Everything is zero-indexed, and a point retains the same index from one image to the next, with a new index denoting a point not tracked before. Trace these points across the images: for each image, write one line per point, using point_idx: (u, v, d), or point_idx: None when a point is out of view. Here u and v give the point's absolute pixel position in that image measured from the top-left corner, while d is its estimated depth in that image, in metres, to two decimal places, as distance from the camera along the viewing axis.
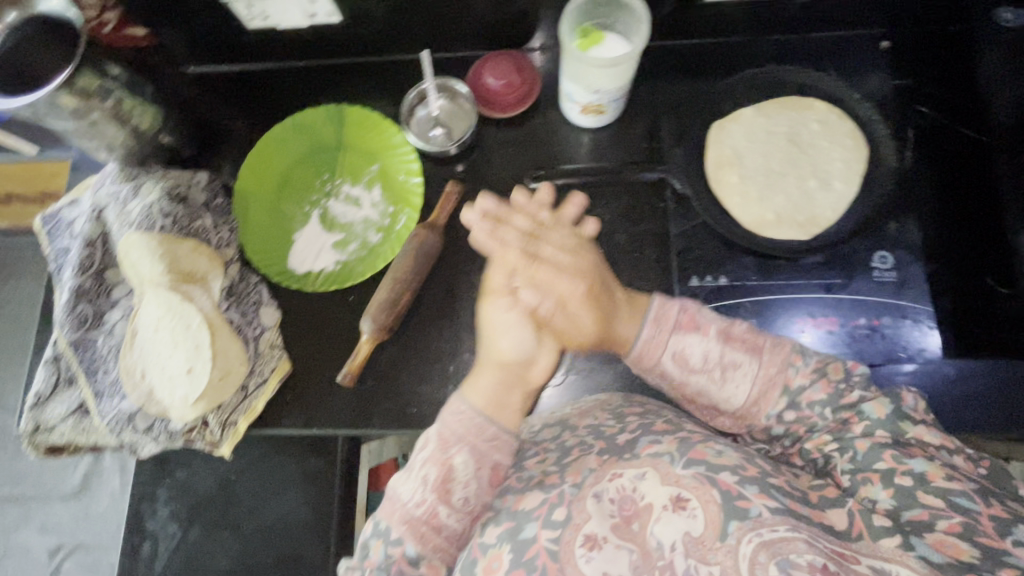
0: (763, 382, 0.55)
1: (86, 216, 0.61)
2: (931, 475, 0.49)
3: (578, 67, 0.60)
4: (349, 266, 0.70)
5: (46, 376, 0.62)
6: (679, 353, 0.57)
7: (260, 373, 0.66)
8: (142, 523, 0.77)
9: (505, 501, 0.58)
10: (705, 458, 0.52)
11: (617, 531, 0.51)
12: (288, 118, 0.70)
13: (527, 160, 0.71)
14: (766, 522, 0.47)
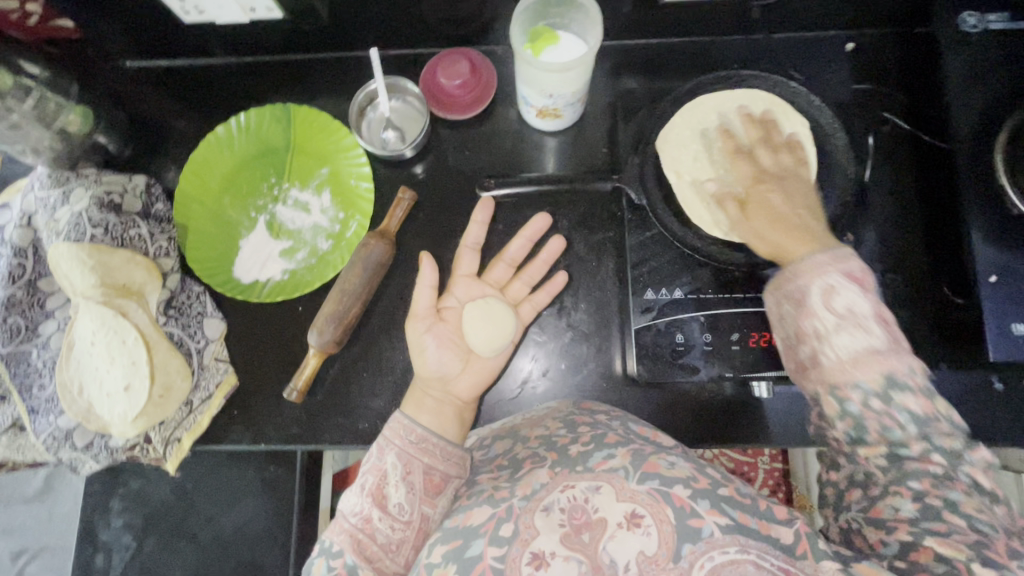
0: (871, 365, 0.45)
1: (15, 223, 0.65)
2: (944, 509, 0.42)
3: (530, 72, 0.57)
4: (297, 275, 0.66)
5: None
6: (829, 287, 0.47)
7: (204, 388, 0.63)
8: (97, 535, 0.84)
9: (453, 520, 0.51)
10: (657, 470, 0.47)
11: (567, 544, 0.45)
12: (232, 118, 0.68)
13: (485, 163, 0.70)
14: (717, 544, 0.43)
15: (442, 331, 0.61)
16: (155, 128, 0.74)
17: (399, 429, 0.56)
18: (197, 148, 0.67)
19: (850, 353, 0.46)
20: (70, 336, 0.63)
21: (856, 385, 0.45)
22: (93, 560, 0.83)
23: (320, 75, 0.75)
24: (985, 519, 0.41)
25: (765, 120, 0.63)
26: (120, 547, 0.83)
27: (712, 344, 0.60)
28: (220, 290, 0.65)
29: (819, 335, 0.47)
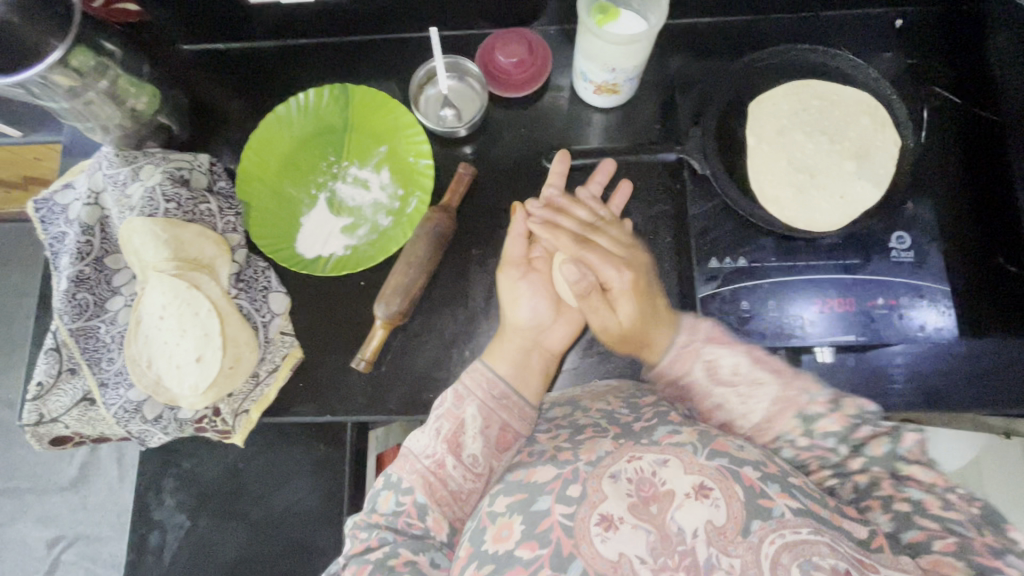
0: (785, 416, 0.54)
1: (83, 200, 0.66)
2: (928, 503, 0.48)
3: (593, 45, 0.59)
4: (359, 250, 0.68)
5: (47, 367, 0.64)
6: (710, 364, 0.57)
7: (271, 360, 0.65)
8: (148, 513, 0.84)
9: (515, 474, 0.53)
10: (727, 449, 0.49)
11: (635, 511, 0.47)
12: (293, 98, 0.70)
13: (541, 141, 0.72)
14: (789, 524, 0.45)
15: (534, 277, 0.65)
16: (211, 109, 0.75)
17: (484, 377, 0.59)
18: (257, 129, 0.68)
19: (765, 414, 0.54)
20: (138, 312, 0.61)
21: (783, 436, 0.53)
22: (146, 538, 0.84)
23: (374, 56, 0.76)
24: (956, 518, 0.47)
25: (832, 100, 0.66)
26: (172, 526, 0.84)
27: (776, 309, 0.63)
28: (283, 262, 0.67)
29: (726, 407, 0.56)
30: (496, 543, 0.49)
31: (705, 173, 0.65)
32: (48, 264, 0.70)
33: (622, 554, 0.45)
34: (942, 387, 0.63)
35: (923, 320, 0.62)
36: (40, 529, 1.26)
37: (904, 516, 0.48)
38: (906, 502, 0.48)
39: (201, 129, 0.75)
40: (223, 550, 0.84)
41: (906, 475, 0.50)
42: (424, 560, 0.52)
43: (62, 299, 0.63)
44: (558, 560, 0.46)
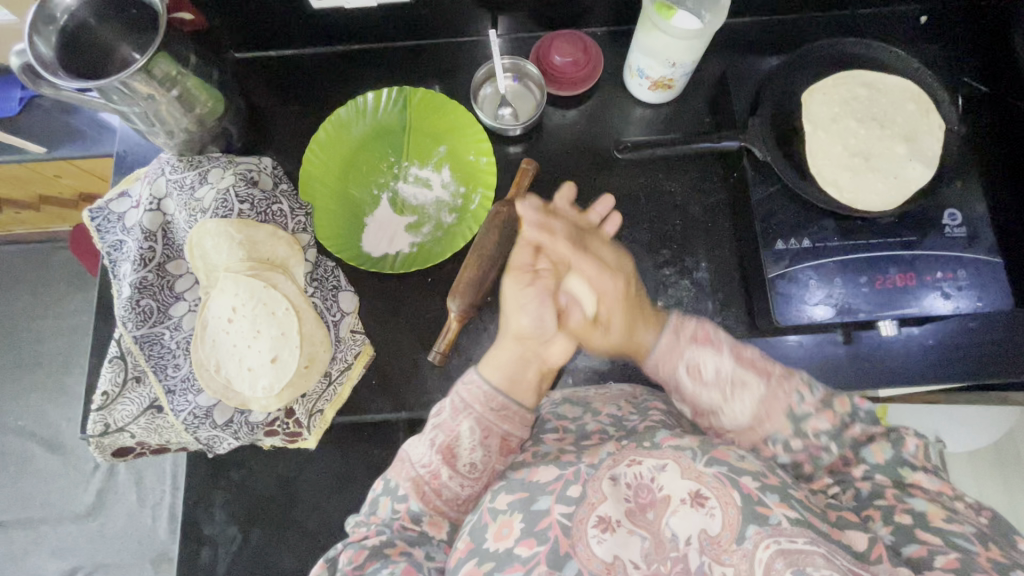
0: (773, 412, 0.55)
1: (144, 208, 0.70)
2: (931, 515, 0.48)
3: (656, 44, 0.65)
4: (427, 246, 0.72)
5: (113, 375, 0.68)
6: (693, 366, 0.58)
7: (343, 359, 0.68)
8: (200, 528, 0.87)
9: (519, 473, 0.56)
10: (726, 458, 0.50)
11: (632, 517, 0.50)
12: (354, 100, 0.74)
13: (594, 136, 0.76)
14: (785, 533, 0.45)
15: (540, 286, 0.62)
16: (266, 114, 0.79)
17: (481, 398, 0.58)
18: (316, 135, 0.73)
19: (750, 415, 0.55)
20: (204, 316, 0.67)
21: (772, 437, 0.55)
22: (198, 553, 0.86)
23: (420, 58, 0.79)
24: (957, 531, 0.46)
25: (878, 89, 0.67)
26: (225, 540, 0.87)
27: (842, 285, 0.64)
28: (358, 265, 0.70)
29: (715, 409, 0.57)
30: (496, 540, 0.51)
31: (764, 159, 0.66)
32: (105, 270, 0.75)
33: (616, 557, 0.48)
34: (971, 359, 0.68)
35: (978, 296, 0.63)
36: (57, 561, 1.38)
37: (905, 528, 0.47)
38: (907, 514, 0.48)
39: (254, 135, 0.77)
40: (279, 559, 0.87)
41: (909, 484, 0.51)
42: (419, 551, 0.54)
43: (126, 306, 0.68)
44: (554, 558, 0.48)
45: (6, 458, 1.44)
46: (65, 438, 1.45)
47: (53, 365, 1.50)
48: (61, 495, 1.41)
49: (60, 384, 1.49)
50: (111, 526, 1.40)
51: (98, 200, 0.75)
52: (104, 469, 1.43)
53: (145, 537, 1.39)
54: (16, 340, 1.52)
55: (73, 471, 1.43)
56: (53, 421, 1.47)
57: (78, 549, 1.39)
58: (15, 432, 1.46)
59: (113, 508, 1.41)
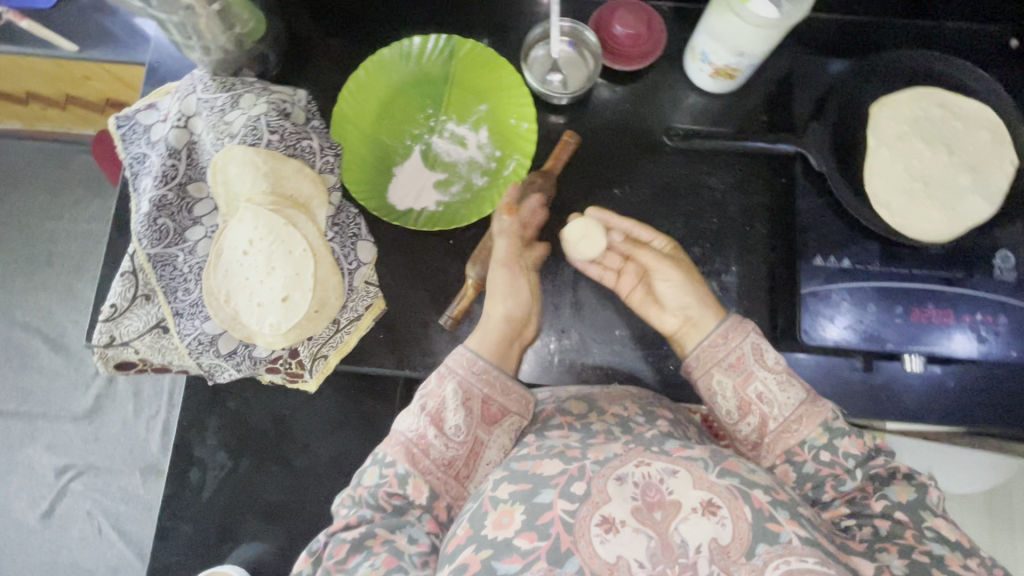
0: (810, 419, 0.54)
1: (172, 125, 0.68)
2: (948, 559, 0.47)
3: (725, 29, 0.61)
4: (453, 207, 0.70)
5: (124, 290, 0.68)
6: (757, 348, 0.57)
7: (353, 309, 0.67)
8: (192, 451, 0.88)
9: (520, 463, 0.51)
10: (737, 470, 0.48)
11: (639, 517, 0.45)
12: (399, 42, 0.70)
13: (640, 117, 0.73)
14: (794, 551, 0.43)
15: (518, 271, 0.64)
16: (303, 43, 0.75)
17: (470, 366, 0.58)
18: (353, 74, 0.69)
19: (793, 412, 0.55)
20: (220, 243, 0.67)
21: (806, 442, 0.54)
22: (187, 474, 0.88)
23: (473, 7, 0.75)
24: None
25: (955, 111, 0.63)
26: (214, 465, 0.88)
27: (875, 312, 0.61)
28: (378, 215, 0.68)
29: (767, 398, 0.55)
30: (495, 529, 0.47)
31: (819, 169, 0.63)
32: (125, 182, 0.74)
33: (619, 557, 0.44)
34: (991, 408, 0.66)
35: (1015, 345, 0.60)
36: (50, 457, 1.42)
37: (917, 562, 0.47)
38: (926, 553, 0.47)
39: (290, 64, 0.74)
40: (263, 492, 0.88)
41: (927, 525, 0.50)
42: (401, 539, 0.52)
43: (144, 222, 0.67)
44: (555, 555, 0.44)
45: (10, 350, 1.47)
46: (68, 341, 1.47)
47: (62, 269, 1.51)
48: (61, 395, 1.45)
49: (67, 288, 1.50)
50: (105, 432, 1.43)
51: (126, 109, 0.74)
52: (103, 376, 1.45)
53: (137, 447, 1.42)
54: (28, 237, 1.52)
55: (74, 373, 1.45)
56: (59, 322, 1.48)
57: (72, 449, 1.42)
58: (22, 327, 1.48)
59: (109, 415, 1.44)
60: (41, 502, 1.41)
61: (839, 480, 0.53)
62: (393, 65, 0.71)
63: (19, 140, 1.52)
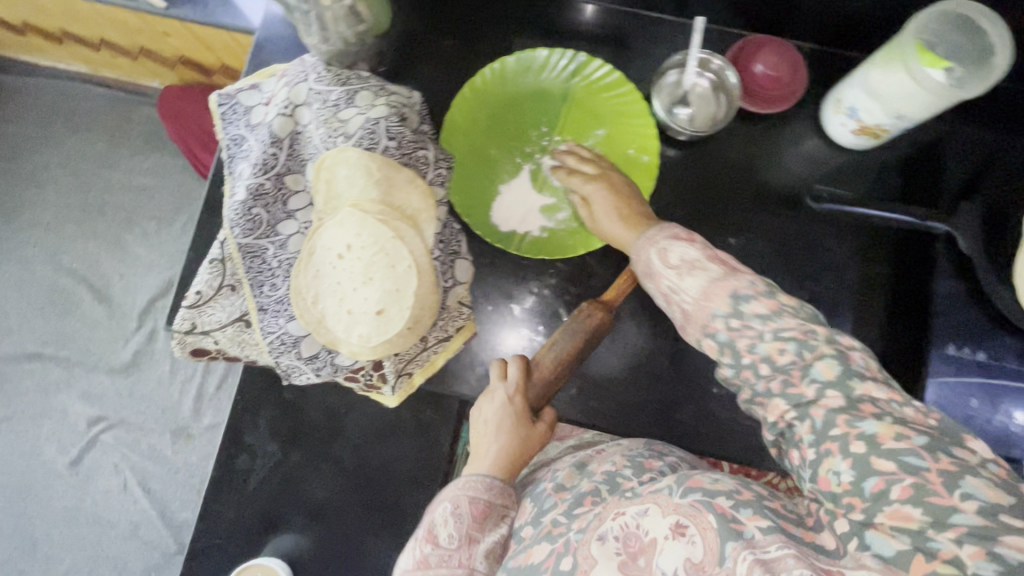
0: (718, 292, 0.43)
1: (277, 111, 0.64)
2: (880, 437, 0.36)
3: (892, 91, 0.56)
4: (558, 236, 0.67)
5: (211, 278, 0.65)
6: (662, 251, 0.48)
7: (444, 329, 0.66)
8: (242, 436, 0.86)
9: (515, 560, 0.50)
10: (701, 485, 0.42)
11: (625, 568, 0.41)
12: (524, 53, 0.66)
13: (764, 164, 0.69)
14: (758, 545, 0.37)
15: (523, 418, 0.60)
16: (417, 36, 0.71)
17: (481, 485, 0.57)
18: (472, 79, 0.66)
19: (699, 289, 0.44)
20: (312, 242, 0.64)
21: (713, 314, 0.43)
22: (235, 459, 0.86)
23: (598, 23, 0.71)
24: (910, 450, 0.35)
25: None
26: (263, 454, 0.86)
27: (1009, 412, 0.57)
28: (480, 233, 0.66)
29: (672, 289, 0.46)
30: None
31: (965, 253, 0.59)
32: (219, 162, 0.70)
33: None
34: None
35: None
36: (84, 406, 1.43)
37: (859, 458, 0.36)
38: (859, 440, 0.36)
39: (402, 60, 0.71)
40: (309, 488, 0.86)
41: (859, 403, 0.38)
42: None
43: (238, 211, 0.63)
44: None
45: (55, 295, 1.47)
46: (112, 292, 1.47)
47: (111, 220, 1.49)
48: (100, 346, 1.44)
49: (115, 239, 1.49)
50: (140, 388, 1.43)
51: (227, 87, 0.70)
52: (144, 332, 1.45)
53: (169, 408, 1.42)
54: (83, 183, 1.50)
55: (114, 326, 1.45)
56: (103, 272, 1.47)
57: (106, 400, 1.43)
58: (68, 274, 1.48)
59: (146, 372, 1.44)
60: (70, 450, 1.42)
61: (752, 346, 0.41)
62: (514, 76, 0.67)
63: (85, 84, 1.50)
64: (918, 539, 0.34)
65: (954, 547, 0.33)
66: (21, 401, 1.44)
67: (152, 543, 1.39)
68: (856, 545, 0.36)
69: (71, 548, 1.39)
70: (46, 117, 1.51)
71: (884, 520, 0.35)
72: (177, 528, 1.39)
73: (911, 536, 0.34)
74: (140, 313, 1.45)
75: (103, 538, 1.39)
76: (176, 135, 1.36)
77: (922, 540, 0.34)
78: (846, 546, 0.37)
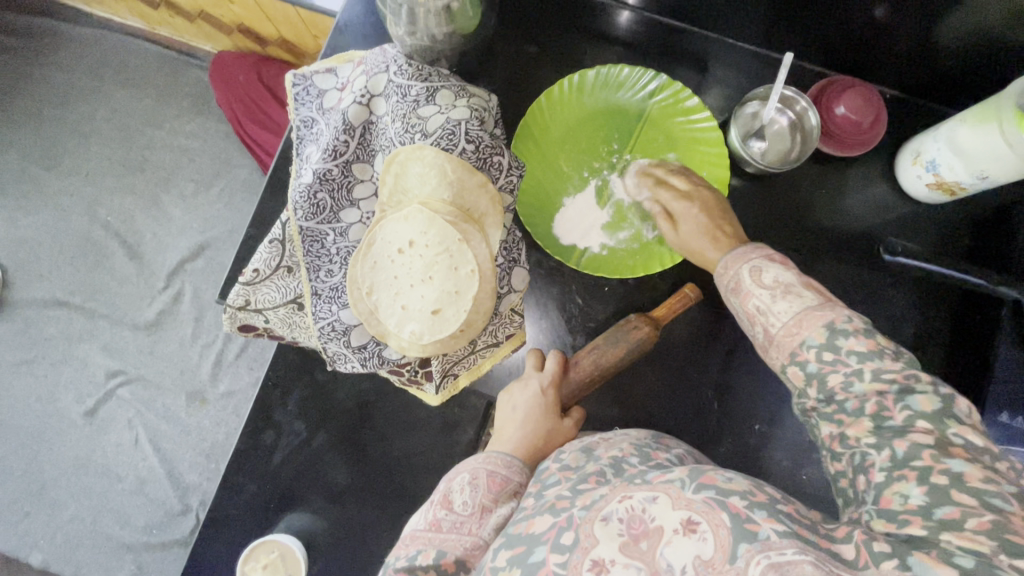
0: (812, 322, 0.44)
1: (353, 98, 0.64)
2: (967, 476, 0.36)
3: (979, 149, 0.56)
4: (618, 255, 0.68)
5: (269, 257, 0.65)
6: (755, 270, 0.49)
7: (494, 334, 0.66)
8: (271, 412, 0.85)
9: (516, 526, 0.45)
10: (714, 481, 0.39)
11: (626, 552, 0.37)
12: (603, 69, 0.67)
13: (833, 206, 0.69)
14: (774, 547, 0.35)
15: (548, 403, 0.61)
16: (498, 39, 0.71)
17: (501, 462, 0.55)
18: (551, 90, 0.67)
19: (792, 315, 0.45)
20: (373, 234, 0.63)
21: (805, 343, 0.44)
22: (262, 434, 0.86)
23: (681, 46, 0.71)
24: (995, 491, 0.35)
25: None
26: (290, 432, 0.86)
27: None
28: (541, 243, 0.67)
29: (762, 311, 0.47)
30: None
31: None
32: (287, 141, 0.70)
33: None
34: None
35: None
36: (105, 358, 1.44)
37: (938, 490, 0.36)
38: (944, 474, 0.36)
39: (482, 61, 0.71)
40: (332, 472, 0.86)
41: (951, 444, 0.38)
42: None
43: (303, 194, 0.63)
44: None
45: (87, 246, 1.48)
46: (144, 249, 1.48)
47: (150, 177, 1.50)
48: (127, 302, 1.46)
49: (152, 196, 1.49)
50: (161, 347, 1.44)
51: (303, 67, 0.68)
52: (171, 292, 1.46)
53: (187, 370, 1.43)
54: (125, 137, 1.51)
55: (143, 282, 1.46)
56: (137, 228, 1.48)
57: (128, 355, 1.44)
58: (102, 226, 1.49)
59: (169, 331, 1.45)
60: (87, 400, 1.43)
61: (847, 384, 0.41)
62: (591, 91, 0.68)
63: (141, 41, 1.52)
64: (982, 565, 0.32)
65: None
66: (44, 347, 1.46)
67: (156, 500, 1.40)
68: (890, 565, 0.34)
69: (77, 496, 1.41)
70: (97, 68, 1.52)
71: (949, 540, 0.34)
72: (182, 489, 1.40)
73: (973, 562, 0.33)
74: (169, 272, 1.46)
75: (109, 490, 1.41)
76: (223, 100, 1.33)
77: (987, 566, 0.32)
78: (873, 560, 0.34)
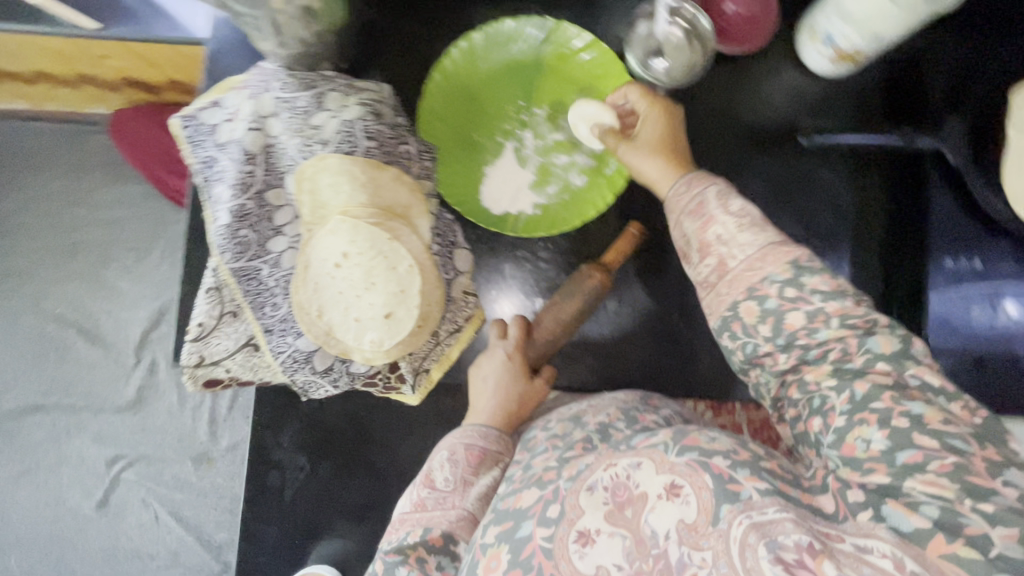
0: (777, 256, 0.43)
1: (244, 126, 0.61)
2: (929, 418, 0.37)
3: (868, 13, 0.55)
4: (552, 210, 0.68)
5: (210, 308, 0.63)
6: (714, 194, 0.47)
7: (453, 321, 0.66)
8: (269, 454, 0.85)
9: (504, 502, 0.45)
10: (698, 443, 0.39)
11: (611, 520, 0.38)
12: (485, 28, 0.65)
13: (746, 104, 0.69)
14: (756, 506, 0.35)
15: (514, 367, 0.62)
16: (377, 26, 0.69)
17: (477, 434, 0.57)
18: (440, 63, 0.65)
19: (755, 248, 0.44)
20: (304, 256, 0.62)
21: (767, 278, 0.42)
22: (266, 477, 0.85)
23: None
24: (956, 433, 0.37)
25: None
26: (294, 467, 0.86)
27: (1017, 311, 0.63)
28: (474, 219, 0.67)
29: (724, 240, 0.45)
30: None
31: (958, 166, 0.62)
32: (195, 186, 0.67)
33: (599, 569, 0.37)
34: None
35: None
36: (98, 448, 1.42)
37: (900, 432, 0.37)
38: (905, 417, 0.37)
39: (367, 52, 0.69)
40: (345, 493, 0.86)
41: (909, 387, 0.39)
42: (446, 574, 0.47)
43: (223, 236, 0.61)
44: None
45: (46, 343, 1.44)
46: (104, 330, 1.44)
47: (87, 256, 1.45)
48: (103, 388, 1.43)
49: (95, 276, 1.44)
50: (152, 421, 1.42)
51: (188, 108, 0.65)
52: (144, 365, 1.43)
53: (185, 437, 1.42)
54: (48, 224, 1.45)
55: (113, 363, 1.43)
56: (90, 313, 1.44)
57: (121, 439, 1.42)
58: (54, 320, 1.44)
59: (154, 404, 1.42)
60: (95, 492, 1.42)
61: (810, 325, 0.41)
62: (481, 54, 0.66)
63: (31, 121, 1.44)
64: (947, 512, 0.34)
65: (984, 524, 0.33)
66: (35, 454, 1.43)
67: (194, 567, 1.40)
68: (868, 515, 0.36)
69: None
70: None
71: (915, 488, 0.35)
72: (217, 549, 1.41)
73: (938, 508, 0.34)
74: (135, 345, 1.43)
75: (146, 571, 1.41)
76: (133, 158, 1.29)
77: (951, 513, 0.34)
78: (852, 512, 0.36)
